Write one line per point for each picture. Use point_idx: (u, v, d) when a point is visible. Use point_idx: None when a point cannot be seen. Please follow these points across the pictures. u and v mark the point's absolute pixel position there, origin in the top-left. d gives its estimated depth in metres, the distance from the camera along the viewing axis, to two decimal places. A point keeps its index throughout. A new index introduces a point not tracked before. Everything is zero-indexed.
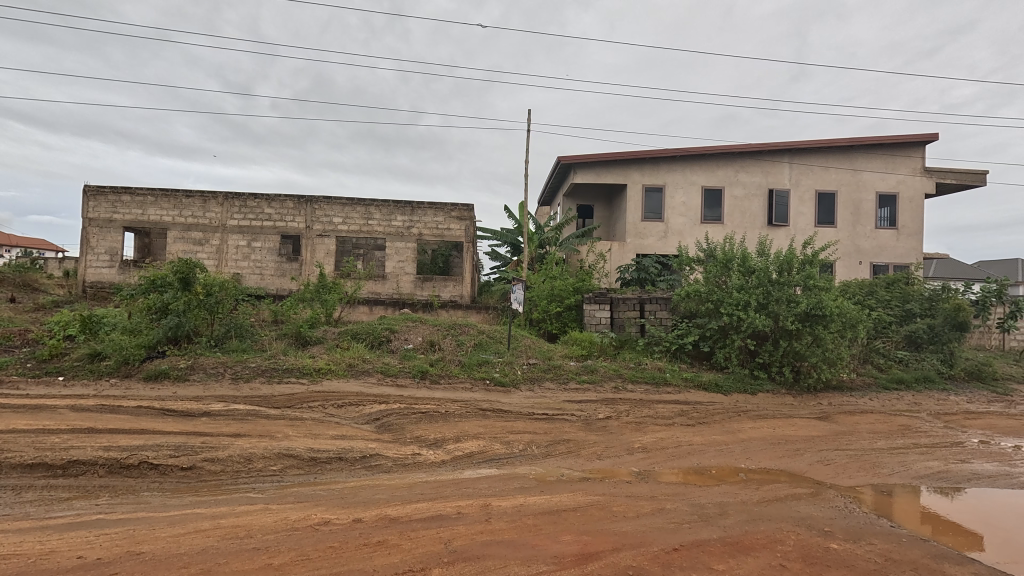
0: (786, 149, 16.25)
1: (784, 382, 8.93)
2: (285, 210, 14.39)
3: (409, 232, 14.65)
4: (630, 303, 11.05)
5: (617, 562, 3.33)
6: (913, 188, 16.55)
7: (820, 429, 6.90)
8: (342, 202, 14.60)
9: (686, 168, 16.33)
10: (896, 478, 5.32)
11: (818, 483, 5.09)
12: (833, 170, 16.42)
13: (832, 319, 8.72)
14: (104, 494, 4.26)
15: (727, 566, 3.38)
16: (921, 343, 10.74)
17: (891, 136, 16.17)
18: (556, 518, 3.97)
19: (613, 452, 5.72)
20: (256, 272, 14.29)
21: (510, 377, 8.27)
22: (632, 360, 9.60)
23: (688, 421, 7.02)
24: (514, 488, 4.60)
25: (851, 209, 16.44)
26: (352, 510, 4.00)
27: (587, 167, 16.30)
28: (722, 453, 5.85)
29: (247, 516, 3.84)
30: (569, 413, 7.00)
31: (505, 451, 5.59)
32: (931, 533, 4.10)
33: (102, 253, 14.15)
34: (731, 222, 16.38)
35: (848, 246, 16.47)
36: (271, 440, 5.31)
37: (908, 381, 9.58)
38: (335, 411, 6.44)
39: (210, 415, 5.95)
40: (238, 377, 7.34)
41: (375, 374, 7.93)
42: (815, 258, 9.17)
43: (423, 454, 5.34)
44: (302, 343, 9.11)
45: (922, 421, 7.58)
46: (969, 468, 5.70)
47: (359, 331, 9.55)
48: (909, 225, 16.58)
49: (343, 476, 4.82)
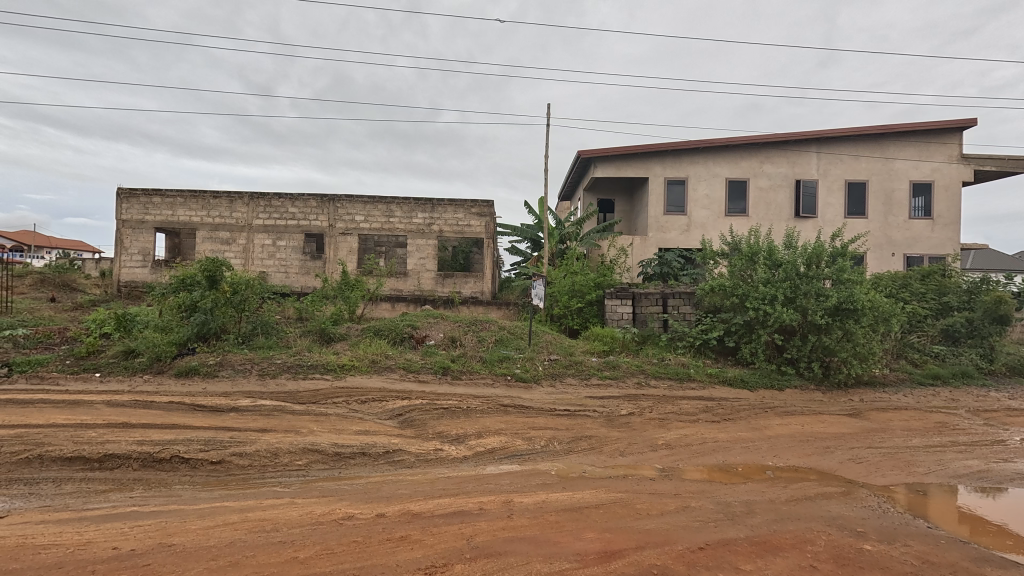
0: (814, 139, 15.80)
1: (813, 377, 8.71)
2: (308, 209, 14.60)
3: (430, 229, 14.73)
4: (653, 298, 10.84)
5: (640, 561, 3.29)
6: (950, 176, 15.86)
7: (851, 427, 6.69)
8: (364, 200, 14.73)
9: (709, 159, 15.99)
10: (932, 477, 5.13)
11: (850, 482, 4.94)
12: (864, 159, 15.89)
13: (863, 313, 8.44)
14: (138, 487, 4.40)
15: (754, 566, 3.30)
16: (958, 338, 10.36)
17: (926, 122, 15.52)
18: (578, 514, 3.93)
19: (636, 449, 5.65)
20: (282, 270, 14.59)
21: (532, 372, 8.26)
22: (655, 356, 9.49)
23: (713, 417, 6.89)
24: (536, 484, 4.59)
25: (882, 199, 15.90)
26: (375, 505, 4.03)
27: (608, 160, 16.10)
28: (748, 450, 5.73)
29: (274, 509, 3.92)
30: (591, 409, 6.95)
31: (527, 447, 5.57)
32: (968, 534, 3.95)
33: (135, 254, 14.62)
34: (757, 214, 16.00)
35: (880, 237, 15.93)
36: (296, 435, 5.40)
37: (944, 377, 9.26)
38: (359, 407, 6.53)
39: (238, 410, 6.09)
40: (265, 373, 7.50)
41: (398, 370, 8.01)
42: (845, 250, 8.88)
43: (444, 450, 5.36)
44: (326, 339, 9.30)
45: (961, 418, 7.30)
46: (1011, 468, 5.44)
47: (382, 327, 9.65)
48: (945, 215, 15.93)
49: (366, 471, 4.88)
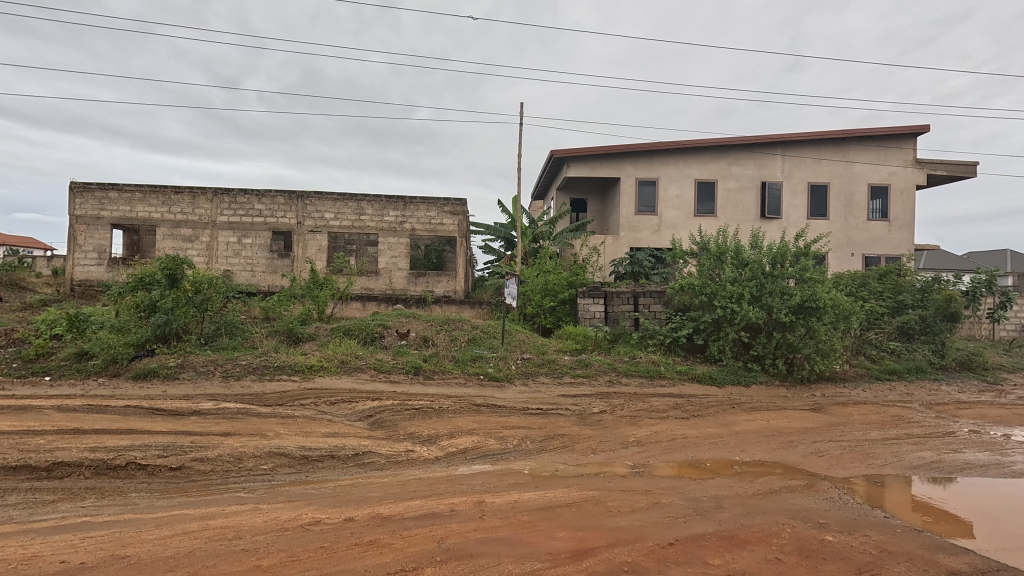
0: (779, 142, 16.25)
1: (778, 373, 8.96)
2: (275, 206, 14.22)
3: (402, 228, 14.54)
4: (624, 297, 10.96)
5: (612, 558, 3.30)
6: (905, 180, 16.57)
7: (814, 421, 6.90)
8: (333, 197, 14.42)
9: (679, 160, 16.28)
10: (889, 469, 5.34)
11: (813, 475, 5.09)
12: (826, 162, 16.45)
13: (825, 311, 8.73)
14: (90, 497, 4.17)
15: (723, 560, 3.35)
16: (912, 334, 10.82)
17: (883, 128, 16.17)
18: (550, 514, 3.93)
19: (608, 446, 5.69)
20: (248, 269, 14.16)
21: (504, 371, 8.24)
22: (627, 353, 9.59)
23: (682, 414, 7.00)
24: (508, 484, 4.56)
25: (843, 201, 16.48)
26: (343, 509, 3.94)
27: (581, 160, 16.20)
28: (716, 446, 5.84)
29: (237, 516, 3.79)
30: (564, 407, 6.97)
31: (500, 446, 5.54)
32: (921, 522, 4.12)
33: (90, 251, 13.95)
34: (725, 215, 16.38)
35: (840, 238, 16.52)
36: (262, 439, 5.24)
37: (900, 372, 9.66)
38: (327, 408, 6.38)
39: (200, 414, 5.87)
40: (229, 375, 7.25)
41: (368, 370, 7.86)
42: (808, 249, 9.18)
43: (416, 451, 5.28)
44: (294, 339, 9.06)
45: (915, 411, 7.62)
46: (961, 458, 5.71)
47: (351, 327, 9.45)
48: (901, 217, 16.61)
49: (335, 474, 4.77)
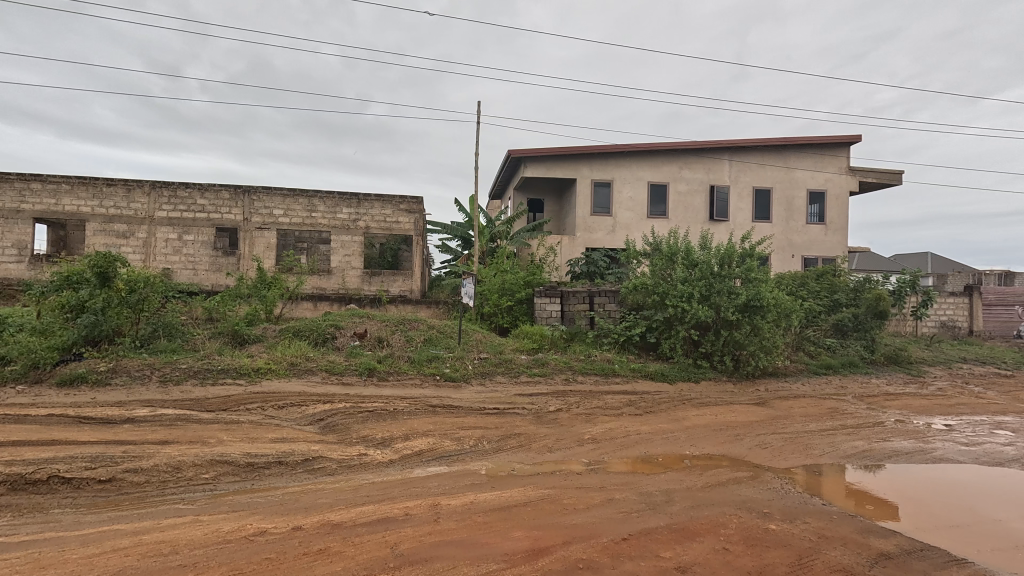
0: (726, 147, 16.93)
1: (725, 370, 9.33)
2: (220, 201, 13.54)
3: (355, 225, 14.17)
4: (580, 297, 11.10)
5: (567, 556, 3.32)
6: (840, 186, 17.62)
7: (758, 415, 7.22)
8: (283, 193, 13.88)
9: (633, 163, 16.67)
10: (826, 458, 5.65)
11: (757, 466, 5.32)
12: (769, 167, 17.27)
13: (768, 310, 9.16)
14: (5, 515, 3.82)
15: (674, 553, 3.44)
16: (846, 331, 11.52)
17: (820, 137, 17.14)
18: (506, 514, 3.92)
19: (563, 445, 5.74)
20: (189, 267, 13.41)
21: (461, 372, 8.17)
22: (582, 352, 9.73)
23: (635, 410, 7.16)
24: (464, 485, 4.52)
25: (784, 205, 17.36)
26: (291, 517, 3.78)
27: (538, 160, 16.30)
28: (668, 441, 6.01)
29: (174, 530, 3.56)
30: (520, 407, 6.98)
31: (456, 447, 5.48)
32: (854, 507, 4.38)
33: (9, 247, 12.83)
34: (676, 217, 16.91)
35: (782, 240, 17.40)
36: (203, 447, 4.96)
37: (835, 367, 10.27)
38: (275, 413, 6.12)
39: (133, 422, 5.49)
40: (167, 380, 6.83)
41: (319, 373, 7.60)
42: (753, 251, 9.60)
43: (369, 454, 5.15)
44: (240, 341, 8.64)
45: (849, 403, 8.12)
46: (888, 446, 6.12)
47: (302, 328, 9.12)
48: (836, 221, 17.66)
49: (283, 481, 4.57)
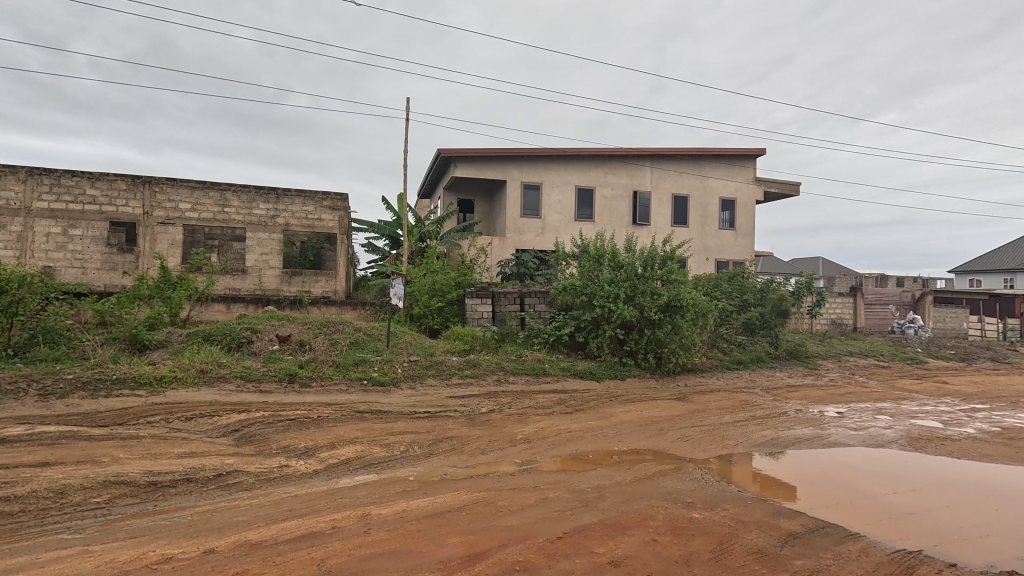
0: (648, 155, 17.78)
1: (649, 367, 9.78)
2: (115, 192, 12.20)
3: (274, 222, 13.32)
4: (511, 297, 11.15)
5: (504, 559, 3.29)
6: (748, 195, 19.09)
7: (679, 409, 7.63)
8: (190, 185, 12.75)
9: (561, 167, 17.04)
10: (740, 447, 6.07)
11: (679, 458, 5.59)
12: (686, 175, 18.36)
13: (687, 310, 9.71)
14: None
15: (607, 548, 3.52)
16: (754, 329, 12.49)
17: (731, 149, 18.48)
18: (441, 520, 3.82)
19: (496, 446, 5.71)
20: (76, 265, 11.95)
21: (390, 375, 7.91)
22: (513, 352, 9.78)
23: (566, 409, 7.30)
24: (395, 493, 4.35)
25: (700, 212, 18.53)
26: (201, 540, 3.44)
27: (468, 160, 16.20)
28: (597, 438, 6.17)
29: (58, 564, 3.12)
30: (452, 409, 6.88)
31: (385, 454, 5.28)
32: (765, 492, 4.72)
33: None
34: (602, 220, 17.50)
35: (698, 244, 18.56)
36: (94, 468, 4.40)
37: (745, 362, 11.11)
38: (182, 425, 5.58)
39: (4, 443, 4.76)
40: (48, 393, 6.01)
41: (234, 380, 7.04)
42: (674, 254, 10.13)
43: (291, 465, 4.83)
44: (139, 347, 7.80)
45: (757, 395, 8.80)
46: (792, 434, 6.69)
47: (213, 332, 8.40)
48: (745, 227, 19.11)
49: (191, 500, 4.15)
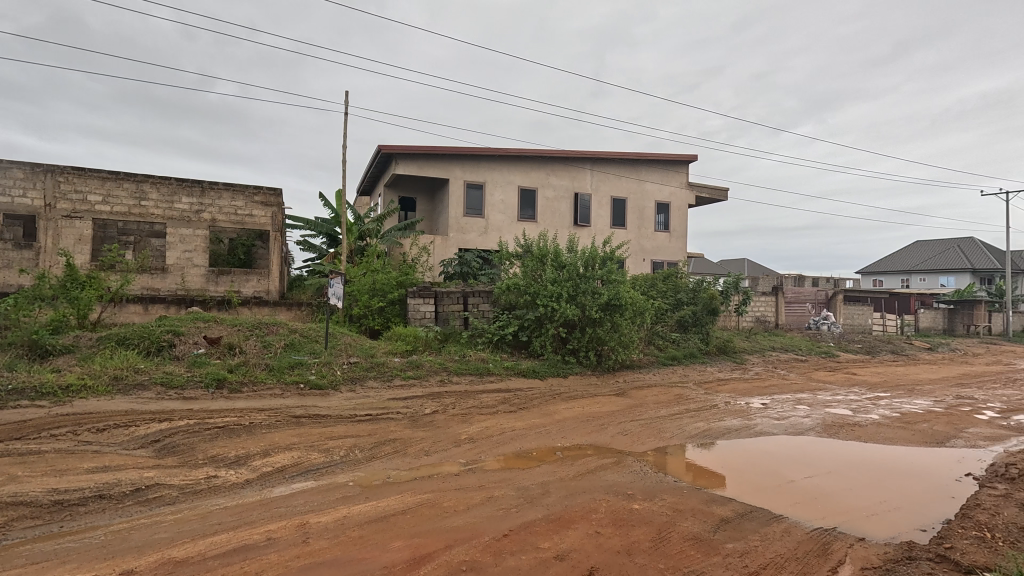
0: (588, 158, 18.23)
1: (590, 364, 10.02)
2: (9, 182, 10.96)
3: (198, 217, 12.44)
4: (454, 297, 11.06)
5: (450, 560, 3.25)
6: (681, 198, 20.03)
7: (618, 404, 7.87)
8: (101, 175, 11.67)
9: (504, 167, 17.11)
10: (675, 440, 6.35)
11: (619, 452, 5.77)
12: (624, 178, 18.98)
13: (626, 308, 10.04)
14: None
15: (552, 542, 3.57)
16: (687, 326, 13.12)
17: (665, 154, 19.31)
18: (384, 524, 3.72)
19: (440, 447, 5.64)
20: None
21: (328, 378, 7.62)
22: (457, 352, 9.71)
23: (510, 408, 7.33)
24: (335, 500, 4.19)
25: (637, 214, 19.22)
26: (116, 561, 3.15)
27: (410, 158, 15.90)
28: (540, 435, 6.25)
29: None
30: (394, 411, 6.72)
31: (324, 460, 5.08)
32: (698, 481, 4.96)
33: None
34: (544, 220, 17.74)
35: (635, 245, 19.25)
36: None
37: (679, 358, 11.65)
38: (93, 437, 5.09)
39: None
40: None
41: (153, 387, 6.51)
42: (613, 254, 10.44)
43: (220, 476, 4.54)
44: (39, 354, 7.04)
45: (691, 389, 9.26)
46: (723, 425, 7.09)
47: (129, 336, 7.72)
48: (678, 230, 20.03)
49: (104, 518, 3.79)
